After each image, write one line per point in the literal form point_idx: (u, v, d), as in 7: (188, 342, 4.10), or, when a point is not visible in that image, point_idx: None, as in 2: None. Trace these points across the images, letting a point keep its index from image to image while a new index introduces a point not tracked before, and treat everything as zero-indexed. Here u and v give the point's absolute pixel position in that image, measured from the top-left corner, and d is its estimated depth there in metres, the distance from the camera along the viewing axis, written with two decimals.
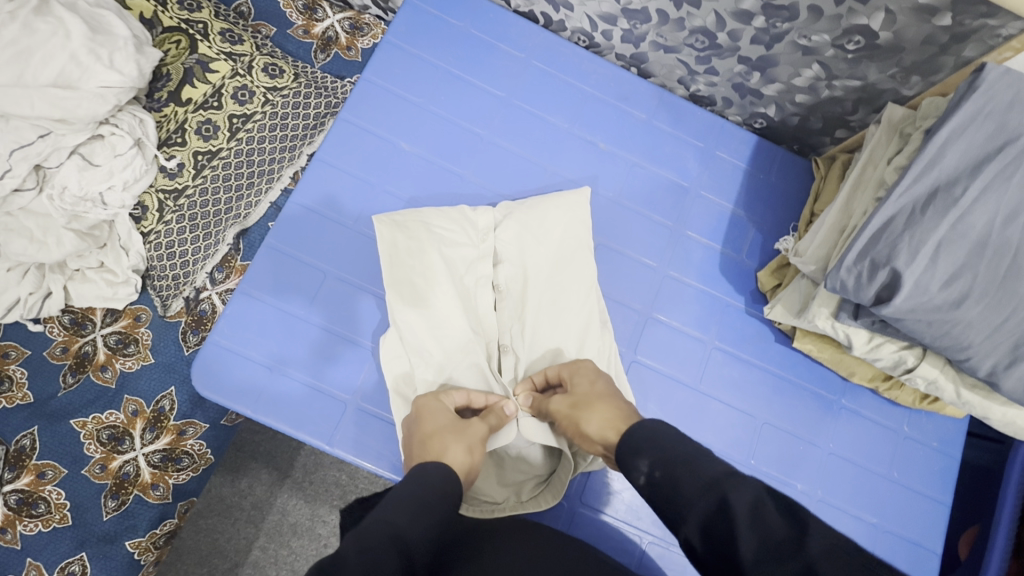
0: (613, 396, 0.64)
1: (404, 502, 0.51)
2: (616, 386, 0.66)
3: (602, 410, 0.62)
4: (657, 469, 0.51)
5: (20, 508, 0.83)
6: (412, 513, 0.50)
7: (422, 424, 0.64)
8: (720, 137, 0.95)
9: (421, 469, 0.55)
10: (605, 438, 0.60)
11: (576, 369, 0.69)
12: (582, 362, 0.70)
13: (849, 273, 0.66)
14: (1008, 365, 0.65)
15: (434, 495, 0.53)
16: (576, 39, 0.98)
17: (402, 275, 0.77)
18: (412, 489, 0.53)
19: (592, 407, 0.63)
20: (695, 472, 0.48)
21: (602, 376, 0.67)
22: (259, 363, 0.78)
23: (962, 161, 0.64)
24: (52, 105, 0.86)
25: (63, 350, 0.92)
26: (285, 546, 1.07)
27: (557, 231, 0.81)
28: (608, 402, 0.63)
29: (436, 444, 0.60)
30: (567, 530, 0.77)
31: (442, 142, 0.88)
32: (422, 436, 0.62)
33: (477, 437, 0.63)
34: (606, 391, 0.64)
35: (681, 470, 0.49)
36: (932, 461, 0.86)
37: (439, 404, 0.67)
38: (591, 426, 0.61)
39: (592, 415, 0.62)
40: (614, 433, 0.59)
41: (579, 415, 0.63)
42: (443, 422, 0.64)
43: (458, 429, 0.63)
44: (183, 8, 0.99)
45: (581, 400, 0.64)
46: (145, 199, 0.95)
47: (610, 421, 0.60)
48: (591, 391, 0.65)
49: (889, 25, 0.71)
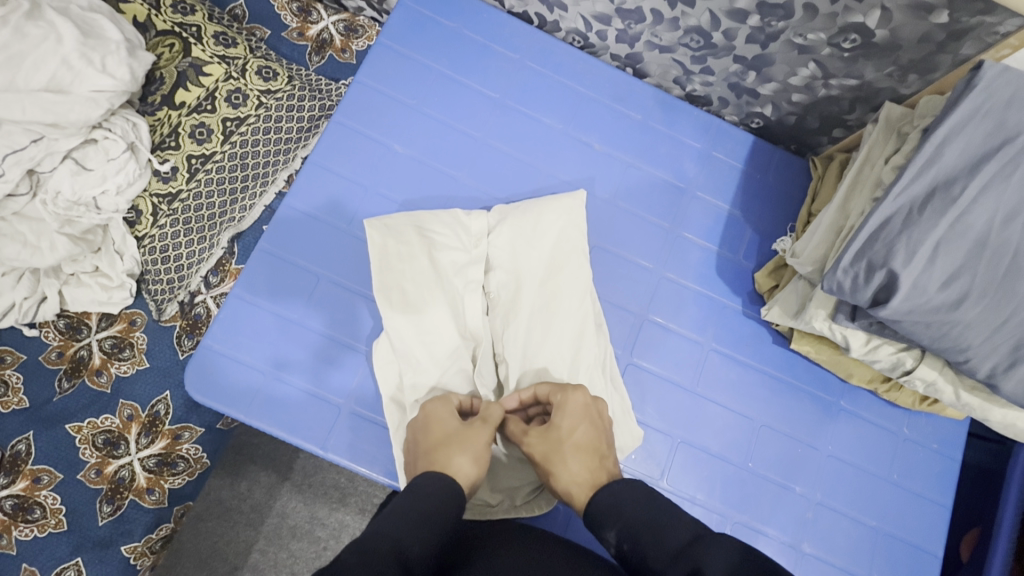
0: (590, 451, 0.62)
1: (406, 518, 0.51)
2: (598, 436, 0.64)
3: (575, 469, 0.61)
4: (625, 542, 0.51)
5: (15, 513, 0.83)
6: (416, 527, 0.51)
7: (432, 430, 0.64)
8: (716, 136, 0.94)
9: (421, 479, 0.56)
10: (570, 498, 0.61)
11: (563, 403, 0.66)
12: (573, 395, 0.67)
13: (846, 274, 0.65)
14: (1008, 366, 0.64)
15: (433, 506, 0.53)
16: (571, 40, 0.97)
17: (393, 280, 0.77)
18: (410, 503, 0.53)
19: (566, 462, 0.62)
20: (660, 541, 0.49)
21: (586, 421, 0.65)
22: (254, 368, 0.77)
23: (961, 159, 0.63)
24: (44, 110, 0.86)
25: (59, 355, 0.91)
26: (284, 548, 1.06)
27: (552, 234, 0.80)
28: (583, 460, 0.62)
29: (441, 456, 0.60)
30: (564, 534, 0.77)
31: (434, 144, 0.88)
32: (432, 444, 0.62)
33: (483, 445, 0.63)
34: (584, 443, 0.63)
35: (647, 538, 0.50)
36: (933, 463, 0.85)
37: (447, 411, 0.66)
38: (559, 483, 0.62)
39: (563, 473, 0.61)
40: (580, 500, 0.59)
41: (548, 466, 0.63)
42: (442, 432, 0.63)
43: (464, 437, 0.63)
44: (177, 11, 0.99)
45: (557, 450, 0.63)
46: (139, 203, 0.95)
47: (579, 484, 0.60)
48: (569, 443, 0.63)
49: (886, 23, 0.70)
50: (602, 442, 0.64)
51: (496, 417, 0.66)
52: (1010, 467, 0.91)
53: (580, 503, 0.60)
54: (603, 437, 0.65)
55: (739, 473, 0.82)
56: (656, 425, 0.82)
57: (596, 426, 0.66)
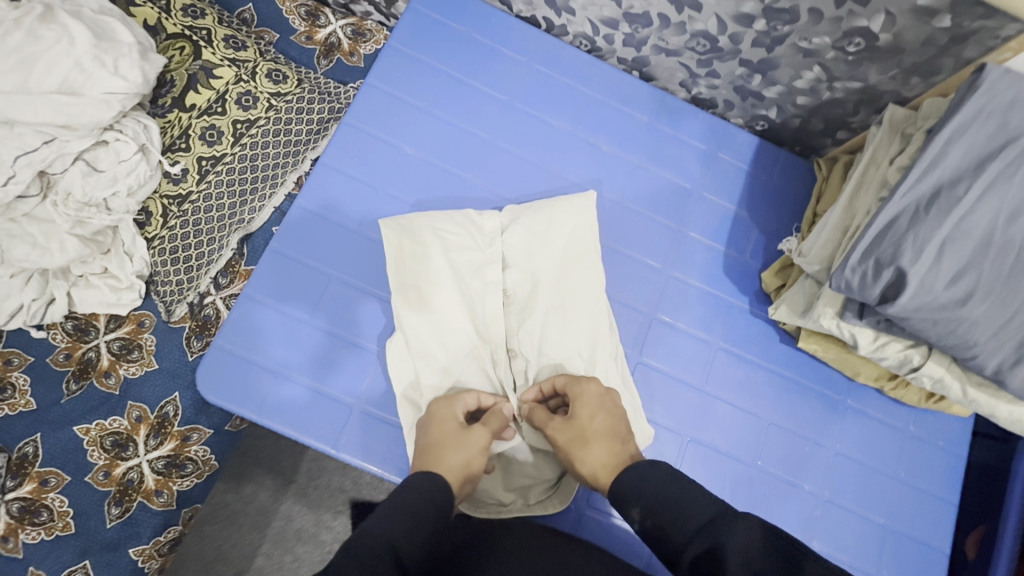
0: (611, 436, 0.64)
1: (389, 513, 0.52)
2: (617, 421, 0.66)
3: (599, 453, 0.63)
4: (648, 518, 0.52)
5: (22, 516, 0.82)
6: (419, 537, 0.52)
7: (432, 430, 0.66)
8: (722, 138, 0.95)
9: (419, 479, 0.57)
10: (596, 481, 0.62)
11: (580, 395, 0.68)
12: (587, 386, 0.69)
13: (853, 272, 0.67)
14: (1015, 362, 0.65)
15: (416, 499, 0.55)
16: (578, 44, 0.98)
17: (408, 280, 0.77)
18: (403, 497, 0.55)
19: (590, 448, 0.63)
20: (684, 518, 0.50)
21: (603, 409, 0.67)
22: (266, 368, 0.77)
23: (964, 160, 0.65)
24: (56, 111, 0.86)
25: (66, 356, 0.91)
26: (289, 552, 1.06)
27: (564, 234, 0.81)
28: (605, 445, 0.63)
29: (435, 454, 0.63)
30: (575, 532, 0.76)
31: (444, 145, 0.89)
32: (428, 443, 0.65)
33: (478, 447, 0.64)
34: (605, 429, 0.65)
35: (668, 518, 0.51)
36: (938, 460, 0.86)
37: (450, 411, 0.69)
38: (584, 467, 0.63)
39: (588, 457, 0.63)
40: (605, 481, 0.61)
41: (572, 453, 0.64)
42: (443, 432, 0.66)
43: (461, 438, 0.65)
44: (187, 14, 0.99)
45: (579, 437, 0.65)
46: (150, 204, 0.96)
47: (603, 466, 0.62)
48: (591, 430, 0.65)
49: (889, 27, 0.72)
50: (621, 427, 0.65)
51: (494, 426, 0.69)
52: (1014, 464, 0.92)
53: (605, 484, 0.61)
54: (621, 423, 0.66)
55: (747, 470, 0.82)
56: (666, 423, 0.82)
57: (613, 413, 0.67)
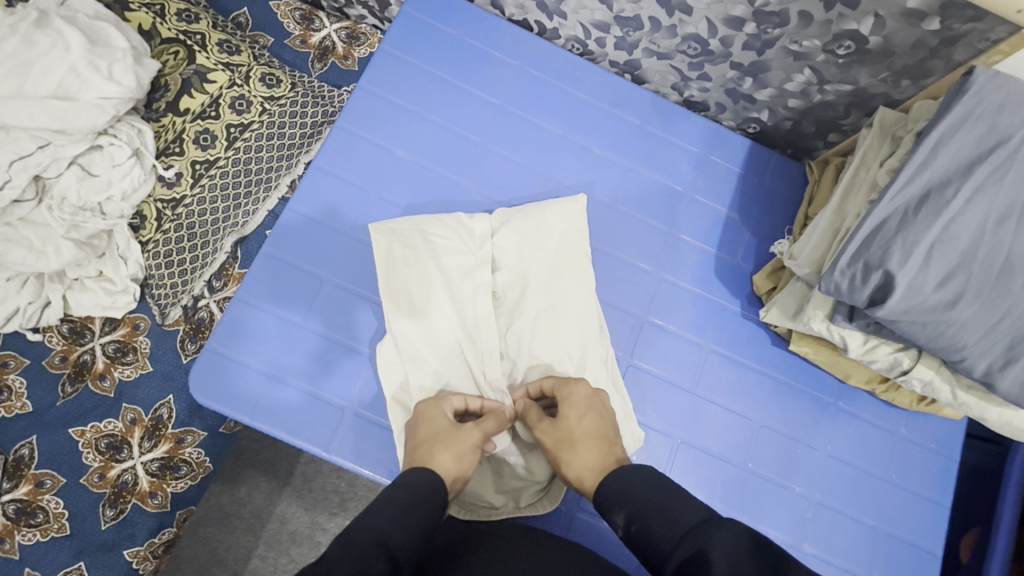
0: (599, 436, 0.64)
1: (386, 509, 0.52)
2: (605, 423, 0.66)
3: (585, 455, 0.63)
4: (633, 524, 0.53)
5: (18, 518, 0.83)
6: (412, 536, 0.51)
7: (420, 429, 0.67)
8: (714, 141, 0.96)
9: (415, 476, 0.58)
10: (582, 484, 0.62)
11: (569, 396, 0.68)
12: (575, 387, 0.69)
13: (843, 275, 0.66)
14: (1004, 365, 0.65)
15: (416, 499, 0.55)
16: (570, 47, 0.98)
17: (398, 284, 0.78)
18: (402, 496, 0.55)
19: (576, 450, 0.64)
20: (669, 523, 0.50)
21: (592, 411, 0.67)
22: (258, 371, 0.78)
23: (953, 162, 0.65)
24: (52, 116, 0.87)
25: (62, 359, 0.92)
26: (284, 554, 1.06)
27: (555, 237, 0.81)
28: (592, 447, 0.63)
29: (425, 451, 0.63)
30: (565, 534, 0.77)
31: (436, 148, 0.89)
32: (417, 441, 0.65)
33: (468, 444, 0.65)
34: (593, 431, 0.65)
35: (654, 523, 0.51)
36: (932, 463, 0.86)
37: (440, 410, 0.69)
38: (570, 470, 0.63)
39: (574, 459, 0.63)
40: (590, 483, 0.61)
41: (559, 455, 0.64)
42: (434, 431, 0.66)
43: (451, 436, 0.65)
44: (181, 18, 1.00)
45: (566, 439, 0.65)
46: (144, 208, 0.97)
47: (589, 469, 0.62)
48: (578, 432, 0.65)
49: (879, 30, 0.72)
50: (609, 429, 0.65)
51: (492, 427, 0.68)
52: (1008, 467, 0.92)
53: (590, 487, 0.61)
54: (610, 426, 0.66)
55: (738, 473, 0.82)
56: (657, 426, 0.82)
57: (602, 416, 0.67)
